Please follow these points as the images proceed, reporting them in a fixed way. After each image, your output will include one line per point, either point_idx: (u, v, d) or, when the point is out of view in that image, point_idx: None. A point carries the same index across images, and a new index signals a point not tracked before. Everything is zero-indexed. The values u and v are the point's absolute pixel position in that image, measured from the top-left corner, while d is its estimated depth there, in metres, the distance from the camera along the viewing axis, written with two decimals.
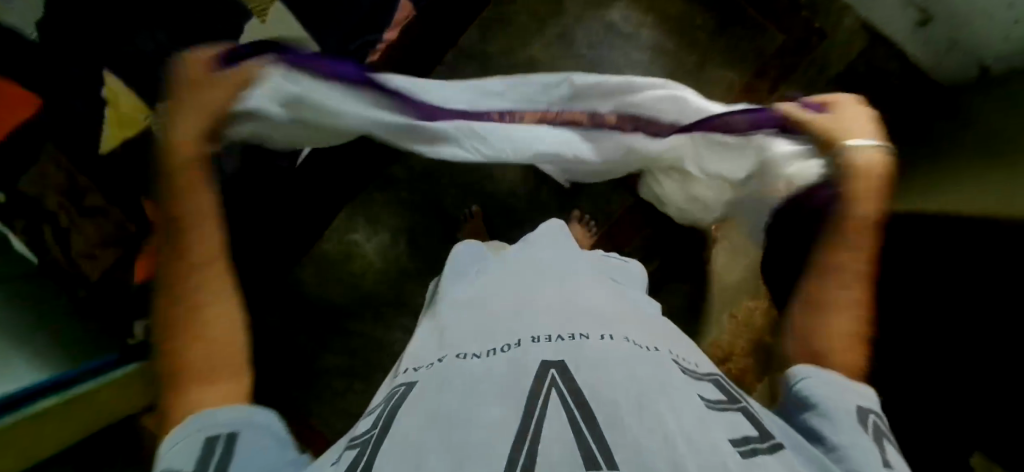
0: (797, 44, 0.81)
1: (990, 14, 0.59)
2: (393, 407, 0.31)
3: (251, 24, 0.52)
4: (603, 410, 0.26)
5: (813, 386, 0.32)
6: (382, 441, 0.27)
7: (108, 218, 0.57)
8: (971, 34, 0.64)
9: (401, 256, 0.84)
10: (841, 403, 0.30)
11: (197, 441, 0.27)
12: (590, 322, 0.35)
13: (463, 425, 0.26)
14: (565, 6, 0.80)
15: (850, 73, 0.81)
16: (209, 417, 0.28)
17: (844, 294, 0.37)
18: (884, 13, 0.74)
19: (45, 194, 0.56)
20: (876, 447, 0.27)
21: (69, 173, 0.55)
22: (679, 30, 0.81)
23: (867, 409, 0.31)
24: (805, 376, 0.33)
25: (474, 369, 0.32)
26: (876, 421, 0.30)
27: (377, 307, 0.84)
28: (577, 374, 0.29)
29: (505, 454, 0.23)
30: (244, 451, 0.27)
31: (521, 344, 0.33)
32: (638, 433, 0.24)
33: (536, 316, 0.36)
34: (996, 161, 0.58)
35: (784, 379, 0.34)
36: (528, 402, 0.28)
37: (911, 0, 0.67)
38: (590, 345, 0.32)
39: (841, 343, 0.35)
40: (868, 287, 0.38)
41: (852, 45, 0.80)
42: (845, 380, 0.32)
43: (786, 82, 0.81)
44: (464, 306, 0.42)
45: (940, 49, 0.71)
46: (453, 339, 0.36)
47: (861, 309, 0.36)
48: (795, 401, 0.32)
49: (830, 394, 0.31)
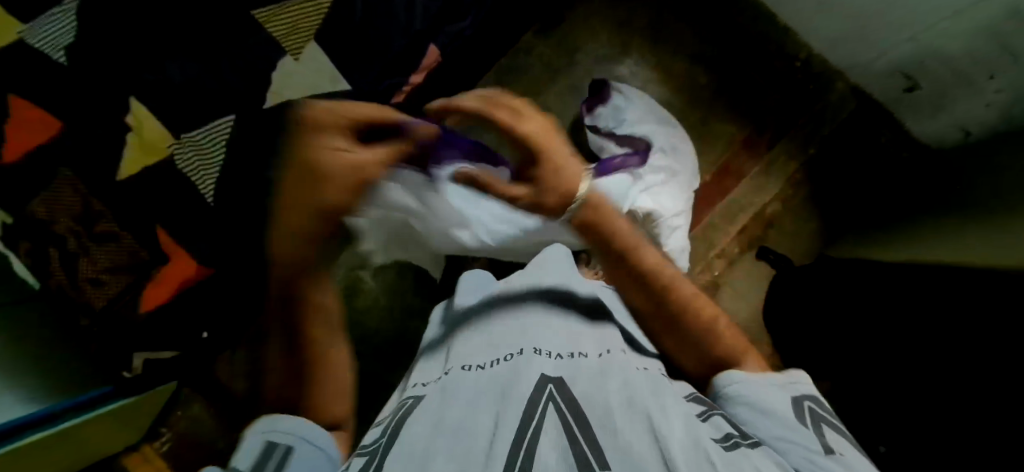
0: (793, 104, 0.86)
1: (971, 81, 0.64)
2: (397, 423, 0.30)
3: (285, 62, 0.55)
4: (595, 416, 0.26)
5: (738, 383, 0.33)
6: (385, 455, 0.27)
7: (118, 244, 0.55)
8: (953, 100, 0.69)
9: (406, 293, 0.84)
10: (774, 395, 0.31)
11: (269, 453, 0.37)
12: (589, 342, 0.35)
13: (465, 436, 0.26)
14: (577, 61, 0.85)
15: (843, 132, 0.86)
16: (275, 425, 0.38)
17: (681, 304, 0.38)
18: (873, 78, 0.79)
19: (55, 220, 0.55)
20: (814, 437, 0.28)
21: (85, 198, 0.54)
22: (683, 86, 0.86)
23: (801, 396, 0.32)
24: (734, 381, 0.33)
25: (477, 383, 0.31)
26: (812, 408, 0.31)
27: (380, 345, 0.83)
28: (575, 388, 0.29)
29: (503, 453, 0.23)
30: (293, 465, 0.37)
31: (524, 354, 0.33)
32: (629, 437, 0.24)
33: (538, 330, 0.36)
34: (992, 215, 0.60)
35: (714, 383, 0.35)
36: (525, 410, 0.27)
37: (898, 67, 0.73)
38: (590, 364, 0.32)
39: (702, 350, 0.37)
40: (689, 294, 0.39)
41: (844, 106, 0.85)
42: (767, 376, 0.33)
43: (780, 140, 0.86)
44: (470, 321, 0.41)
45: (927, 115, 0.76)
46: (458, 356, 0.36)
47: (702, 319, 0.38)
48: (732, 401, 0.32)
49: (761, 389, 0.32)
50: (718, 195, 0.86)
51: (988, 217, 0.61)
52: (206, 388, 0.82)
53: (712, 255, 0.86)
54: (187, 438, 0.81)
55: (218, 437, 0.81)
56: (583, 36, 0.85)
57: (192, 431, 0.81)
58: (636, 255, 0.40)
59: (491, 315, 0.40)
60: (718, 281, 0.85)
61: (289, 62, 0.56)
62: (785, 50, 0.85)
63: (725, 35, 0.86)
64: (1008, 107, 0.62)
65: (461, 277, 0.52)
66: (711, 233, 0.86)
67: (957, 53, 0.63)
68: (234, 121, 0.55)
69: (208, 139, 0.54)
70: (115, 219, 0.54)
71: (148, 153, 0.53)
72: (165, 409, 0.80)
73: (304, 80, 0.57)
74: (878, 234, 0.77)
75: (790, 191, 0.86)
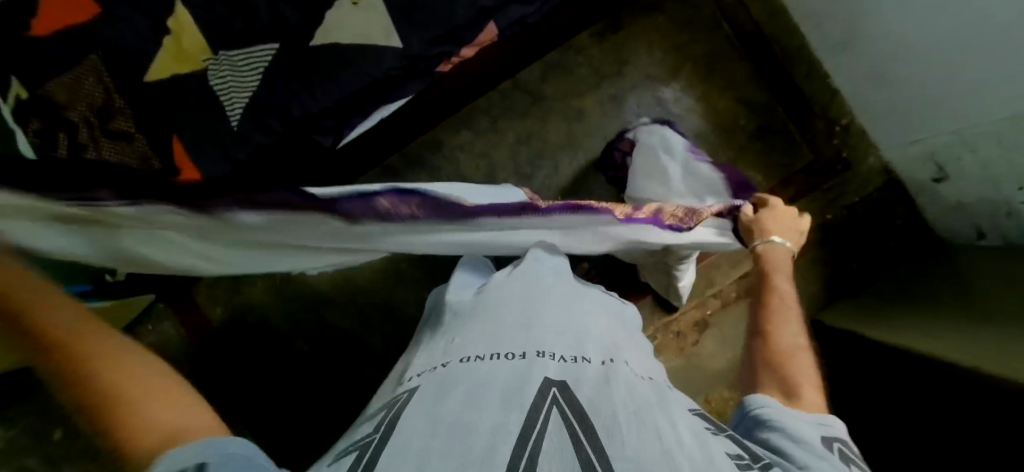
0: (822, 167, 0.87)
1: (1001, 187, 0.66)
2: (394, 414, 0.29)
3: (343, 3, 0.54)
4: (602, 422, 0.26)
5: (772, 414, 0.33)
6: (377, 445, 0.26)
7: (130, 145, 0.53)
8: (978, 200, 0.71)
9: (402, 261, 0.83)
10: (806, 430, 0.31)
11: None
12: (592, 347, 0.36)
13: (466, 429, 0.25)
14: (624, 73, 0.85)
15: (862, 205, 0.87)
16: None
17: (791, 338, 0.42)
18: (906, 161, 0.80)
19: (70, 105, 0.49)
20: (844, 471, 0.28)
21: (105, 89, 0.50)
22: (721, 124, 0.86)
23: (831, 437, 0.31)
24: (768, 407, 0.34)
25: (477, 379, 0.31)
26: (842, 449, 0.30)
27: (365, 306, 0.82)
28: (579, 393, 0.29)
29: (507, 454, 0.23)
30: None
31: (526, 357, 0.33)
32: (638, 447, 0.24)
33: (543, 333, 0.36)
34: (987, 317, 0.62)
35: (747, 407, 0.35)
36: (527, 413, 0.26)
37: (932, 156, 0.74)
38: (594, 369, 0.32)
39: (787, 370, 0.38)
40: (801, 345, 0.42)
41: (870, 182, 0.86)
42: (814, 416, 0.33)
43: (801, 198, 0.87)
44: (473, 316, 0.40)
45: (947, 206, 0.78)
46: (456, 348, 0.36)
47: (807, 364, 0.40)
48: (761, 431, 0.32)
49: (794, 423, 0.31)
50: None
51: (985, 317, 0.62)
52: (181, 309, 0.80)
53: (708, 293, 0.87)
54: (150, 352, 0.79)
55: (183, 359, 0.79)
56: (636, 49, 0.85)
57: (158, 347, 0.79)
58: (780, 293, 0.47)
59: (498, 308, 0.40)
60: (707, 319, 0.87)
61: (347, 5, 0.54)
62: (828, 112, 0.86)
63: (774, 84, 0.86)
64: None
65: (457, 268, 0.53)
66: (712, 272, 0.86)
67: (996, 157, 0.64)
68: (274, 52, 0.54)
69: (247, 64, 0.54)
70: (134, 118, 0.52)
71: (182, 61, 0.52)
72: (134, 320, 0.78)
73: (359, 28, 0.56)
74: (874, 310, 0.79)
75: (798, 249, 0.87)
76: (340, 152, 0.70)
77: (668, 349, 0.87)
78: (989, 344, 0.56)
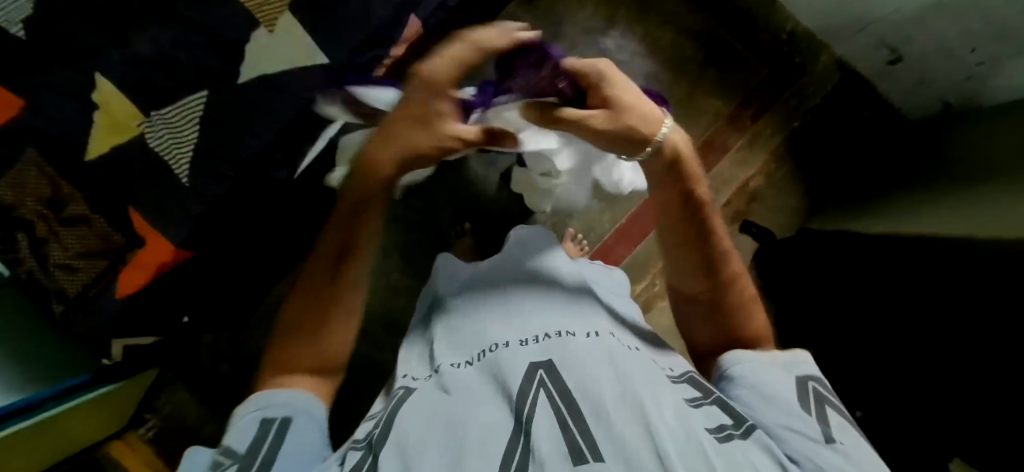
0: (778, 77, 0.86)
1: (955, 54, 0.65)
2: (389, 413, 0.29)
3: (259, 34, 0.53)
4: (590, 404, 0.25)
5: (745, 367, 0.34)
6: (380, 447, 0.26)
7: (91, 228, 0.52)
8: (937, 72, 0.71)
9: (391, 272, 0.83)
10: (781, 377, 0.33)
11: (253, 420, 0.34)
12: (577, 320, 0.33)
13: (457, 428, 0.25)
14: (561, 33, 0.83)
15: (826, 106, 0.86)
16: (273, 402, 0.35)
17: (733, 287, 0.43)
18: (858, 52, 0.80)
19: (21, 203, 0.49)
20: (814, 416, 0.30)
21: (51, 180, 0.49)
22: (668, 60, 0.85)
23: (805, 377, 0.33)
24: (740, 363, 0.35)
25: (466, 380, 0.29)
26: (817, 388, 0.33)
27: (366, 325, 0.82)
28: (565, 370, 0.27)
29: (500, 452, 0.23)
30: (291, 435, 0.34)
31: (508, 345, 0.30)
32: (625, 426, 0.23)
33: (525, 316, 0.34)
34: (967, 187, 0.62)
35: (719, 366, 0.36)
36: (515, 407, 0.26)
37: (882, 40, 0.73)
38: (578, 342, 0.30)
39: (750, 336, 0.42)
40: (739, 286, 0.43)
41: (827, 80, 0.86)
42: (784, 358, 0.35)
43: (765, 114, 0.86)
44: (455, 311, 0.39)
45: (907, 86, 0.78)
46: (443, 349, 0.35)
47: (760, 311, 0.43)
48: (735, 385, 0.34)
49: (769, 371, 0.33)
50: (704, 167, 0.85)
51: (965, 186, 0.63)
52: (190, 375, 0.80)
53: None
54: (172, 424, 0.79)
55: (205, 422, 0.79)
56: (566, 7, 0.83)
57: (178, 418, 0.80)
58: (712, 229, 0.43)
59: (481, 296, 0.38)
60: None
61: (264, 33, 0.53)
62: (771, 22, 0.85)
63: (712, 7, 0.85)
64: (986, 78, 0.65)
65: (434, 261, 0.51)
66: None
67: (941, 24, 0.63)
68: (205, 98, 0.52)
69: (182, 117, 0.51)
70: (86, 201, 0.51)
71: (117, 132, 0.49)
72: (148, 397, 0.78)
73: (280, 56, 0.54)
74: (860, 206, 0.79)
75: (774, 164, 0.87)
76: (300, 182, 0.69)
77: None
78: (970, 210, 0.57)
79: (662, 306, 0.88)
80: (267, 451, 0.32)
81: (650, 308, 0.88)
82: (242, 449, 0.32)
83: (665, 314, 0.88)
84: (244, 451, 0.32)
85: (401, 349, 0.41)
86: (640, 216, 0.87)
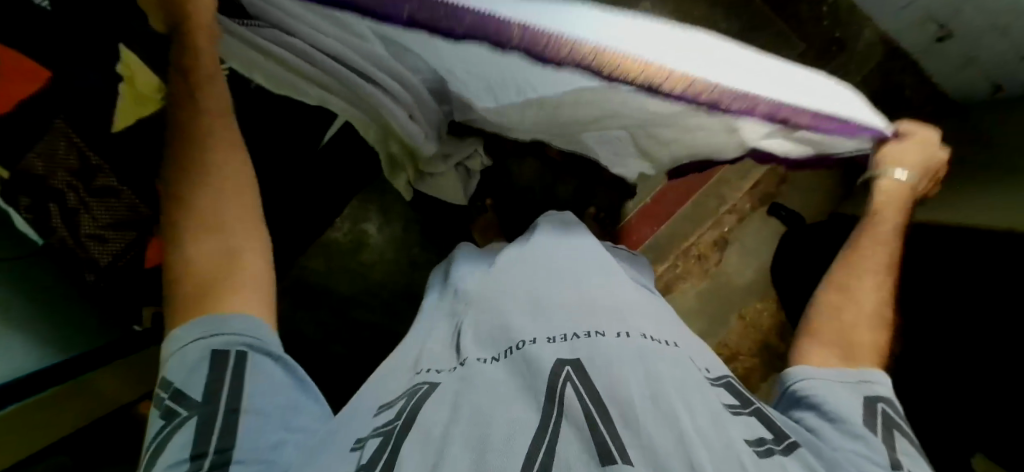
0: (817, 53, 0.82)
1: (1011, 33, 0.61)
2: (416, 403, 0.28)
3: None
4: (617, 405, 0.24)
5: (811, 382, 0.33)
6: (403, 438, 0.25)
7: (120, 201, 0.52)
8: (989, 51, 0.66)
9: (412, 247, 0.84)
10: (849, 397, 0.32)
11: (199, 353, 0.27)
12: (606, 316, 0.32)
13: (482, 426, 0.24)
14: None
15: (867, 85, 0.82)
16: (215, 325, 0.28)
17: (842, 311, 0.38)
18: (905, 27, 0.75)
19: (53, 174, 0.48)
20: (884, 442, 0.29)
21: (79, 153, 0.48)
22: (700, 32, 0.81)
23: (873, 399, 0.32)
24: (804, 378, 0.34)
25: (492, 376, 0.28)
26: (885, 410, 0.31)
27: (388, 298, 0.83)
28: (593, 370, 0.26)
29: (525, 448, 0.22)
30: (257, 375, 0.28)
31: (535, 342, 0.29)
32: (654, 435, 0.23)
33: (553, 313, 0.32)
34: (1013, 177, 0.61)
35: (781, 378, 0.35)
36: (542, 406, 0.25)
37: (934, 16, 0.69)
38: (607, 343, 0.29)
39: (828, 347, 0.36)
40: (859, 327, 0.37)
41: (870, 57, 0.82)
42: (857, 371, 0.34)
43: None
44: (475, 302, 0.37)
45: (955, 65, 0.74)
46: (468, 341, 0.33)
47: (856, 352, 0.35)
48: (801, 403, 0.33)
49: (837, 389, 0.32)
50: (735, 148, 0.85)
51: None
52: None
53: (722, 210, 0.87)
54: None
55: None
56: None
57: None
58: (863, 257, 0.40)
59: (505, 284, 0.37)
60: (725, 236, 0.88)
61: None
62: None
63: None
64: None
65: (456, 253, 0.50)
66: (722, 188, 0.87)
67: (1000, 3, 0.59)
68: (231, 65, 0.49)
69: None
70: (115, 173, 0.51)
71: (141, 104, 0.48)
72: None
73: None
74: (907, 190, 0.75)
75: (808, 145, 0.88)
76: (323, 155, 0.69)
77: (691, 273, 0.87)
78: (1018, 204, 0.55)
79: (684, 287, 0.87)
80: (230, 400, 0.26)
81: (671, 289, 0.87)
82: (198, 398, 0.26)
83: (686, 296, 0.87)
84: (201, 400, 0.26)
85: (426, 327, 0.40)
86: (666, 195, 0.86)
